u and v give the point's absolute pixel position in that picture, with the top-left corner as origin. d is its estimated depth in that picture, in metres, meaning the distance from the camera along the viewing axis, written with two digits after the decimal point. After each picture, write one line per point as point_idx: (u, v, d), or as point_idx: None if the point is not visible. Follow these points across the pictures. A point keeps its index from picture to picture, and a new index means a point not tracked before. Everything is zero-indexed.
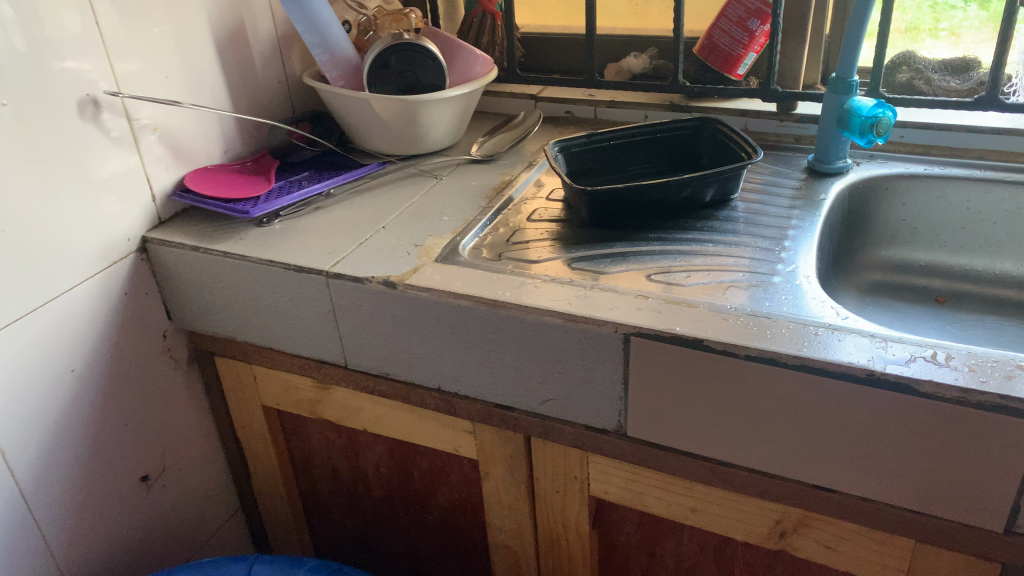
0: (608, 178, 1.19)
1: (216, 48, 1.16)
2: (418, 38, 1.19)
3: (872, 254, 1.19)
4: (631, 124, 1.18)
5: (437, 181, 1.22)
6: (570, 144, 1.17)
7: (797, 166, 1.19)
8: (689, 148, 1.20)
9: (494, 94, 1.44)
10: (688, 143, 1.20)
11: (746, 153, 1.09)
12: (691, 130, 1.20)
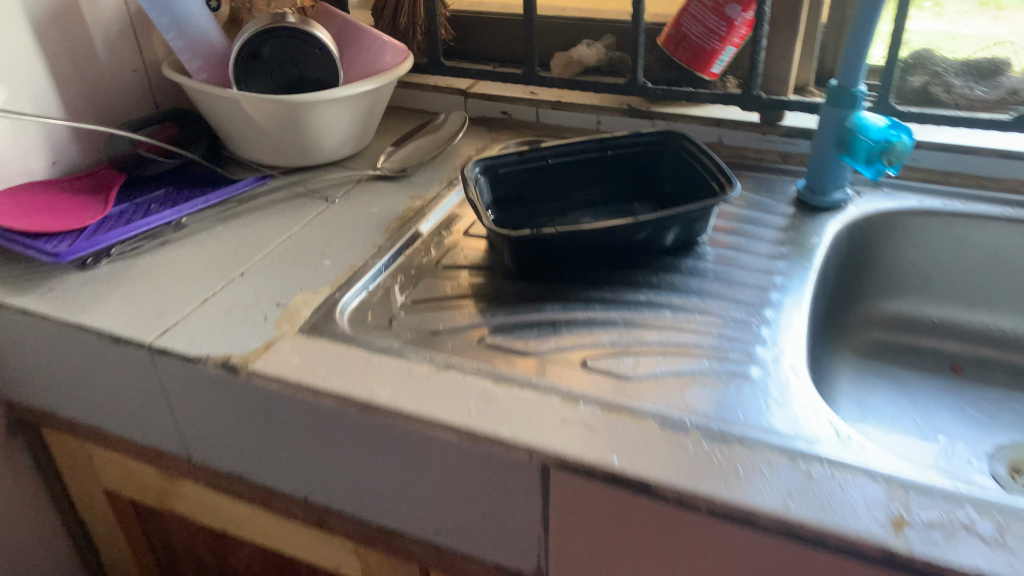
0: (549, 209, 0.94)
1: (34, 31, 0.88)
2: (304, 20, 0.92)
3: (874, 306, 0.96)
4: (574, 139, 0.92)
5: (329, 205, 0.96)
6: (496, 164, 0.91)
7: (783, 196, 0.94)
8: (651, 171, 0.95)
9: (415, 87, 1.17)
10: (648, 165, 0.95)
11: (718, 183, 0.84)
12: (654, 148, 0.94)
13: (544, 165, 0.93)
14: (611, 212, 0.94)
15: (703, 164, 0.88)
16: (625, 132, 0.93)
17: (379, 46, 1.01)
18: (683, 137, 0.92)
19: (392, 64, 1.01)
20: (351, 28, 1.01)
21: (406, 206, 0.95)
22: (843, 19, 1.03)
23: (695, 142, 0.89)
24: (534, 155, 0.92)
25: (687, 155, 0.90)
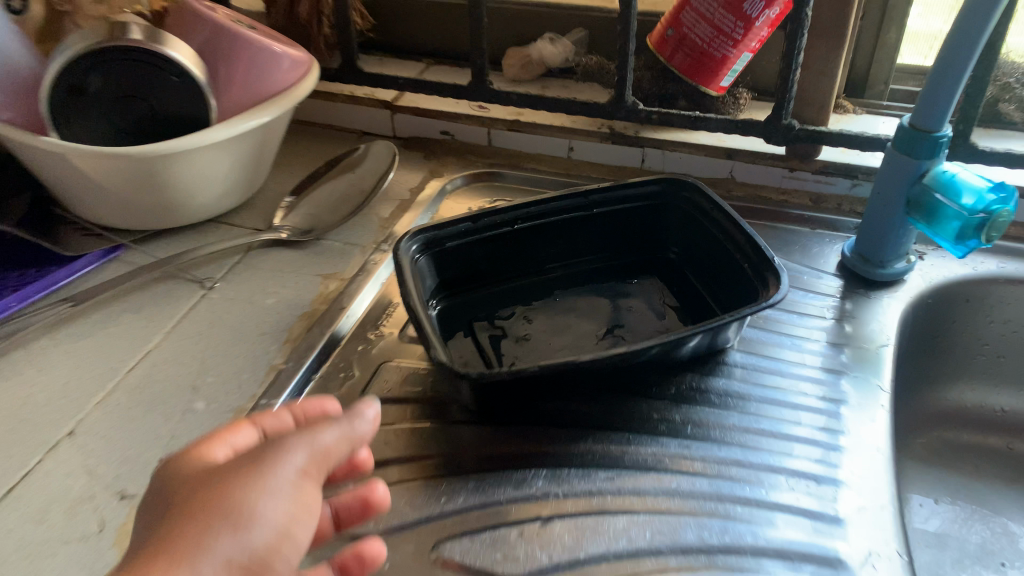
0: (512, 287, 0.70)
1: None
2: (157, 31, 0.64)
3: (936, 398, 0.74)
4: (549, 196, 0.67)
5: (205, 293, 0.68)
6: (442, 236, 0.65)
7: (823, 266, 0.72)
8: (649, 229, 0.71)
9: (326, 97, 0.89)
10: (645, 223, 0.71)
11: (756, 267, 0.61)
12: (656, 200, 0.70)
13: (508, 233, 0.68)
14: (600, 291, 0.70)
15: (730, 232, 0.64)
16: (617, 183, 0.68)
17: (265, 62, 0.72)
18: (697, 189, 0.68)
19: (286, 87, 0.73)
20: (228, 36, 0.72)
21: (316, 290, 0.68)
22: (886, 9, 0.78)
23: (715, 199, 0.66)
24: (493, 220, 0.66)
25: (704, 215, 0.67)
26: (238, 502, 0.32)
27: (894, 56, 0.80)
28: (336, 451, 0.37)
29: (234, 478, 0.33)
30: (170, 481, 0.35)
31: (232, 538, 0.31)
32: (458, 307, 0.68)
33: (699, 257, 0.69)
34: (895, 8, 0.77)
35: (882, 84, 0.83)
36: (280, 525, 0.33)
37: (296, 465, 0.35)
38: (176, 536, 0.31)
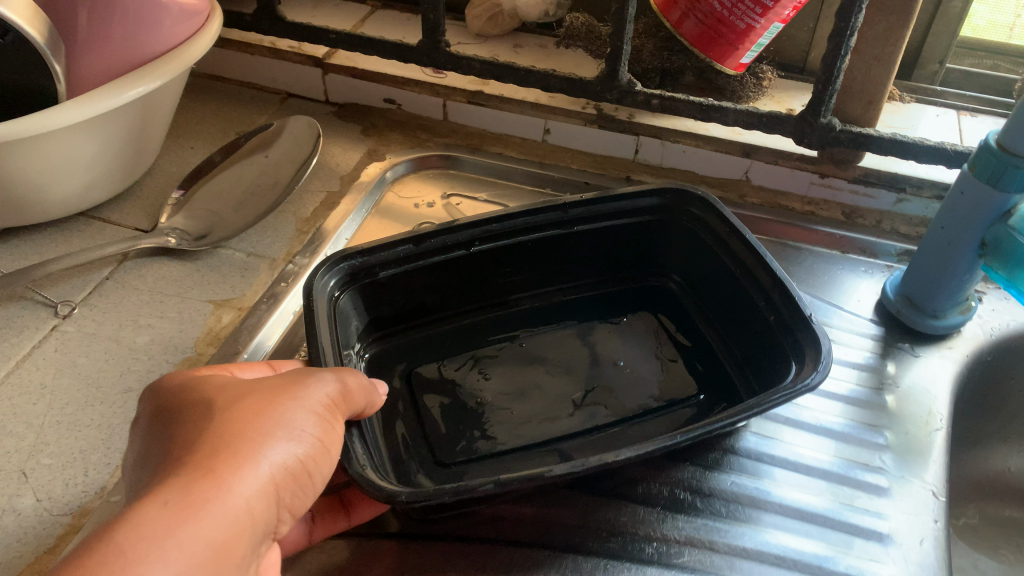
0: (467, 317, 0.55)
1: None
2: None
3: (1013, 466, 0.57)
4: (517, 210, 0.51)
5: (57, 324, 0.52)
6: (373, 263, 0.49)
7: (858, 305, 0.57)
8: (647, 245, 0.56)
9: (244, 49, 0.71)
10: (641, 242, 0.56)
11: (785, 325, 0.46)
12: (657, 210, 0.54)
13: (461, 256, 0.51)
14: (580, 330, 0.55)
15: (750, 270, 0.49)
16: (606, 193, 0.52)
17: (144, 12, 0.52)
18: (708, 205, 0.52)
19: (168, 50, 0.54)
20: None
21: (203, 325, 0.52)
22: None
23: (733, 222, 0.50)
24: (442, 242, 0.50)
25: (717, 242, 0.51)
26: (283, 411, 0.36)
27: (957, 28, 0.63)
28: (357, 399, 0.41)
29: (272, 385, 0.37)
30: (194, 393, 0.37)
31: (283, 441, 0.35)
32: (396, 350, 0.53)
33: (709, 292, 0.54)
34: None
35: (938, 63, 0.66)
36: (320, 441, 0.37)
37: (326, 389, 0.39)
38: (228, 441, 0.34)
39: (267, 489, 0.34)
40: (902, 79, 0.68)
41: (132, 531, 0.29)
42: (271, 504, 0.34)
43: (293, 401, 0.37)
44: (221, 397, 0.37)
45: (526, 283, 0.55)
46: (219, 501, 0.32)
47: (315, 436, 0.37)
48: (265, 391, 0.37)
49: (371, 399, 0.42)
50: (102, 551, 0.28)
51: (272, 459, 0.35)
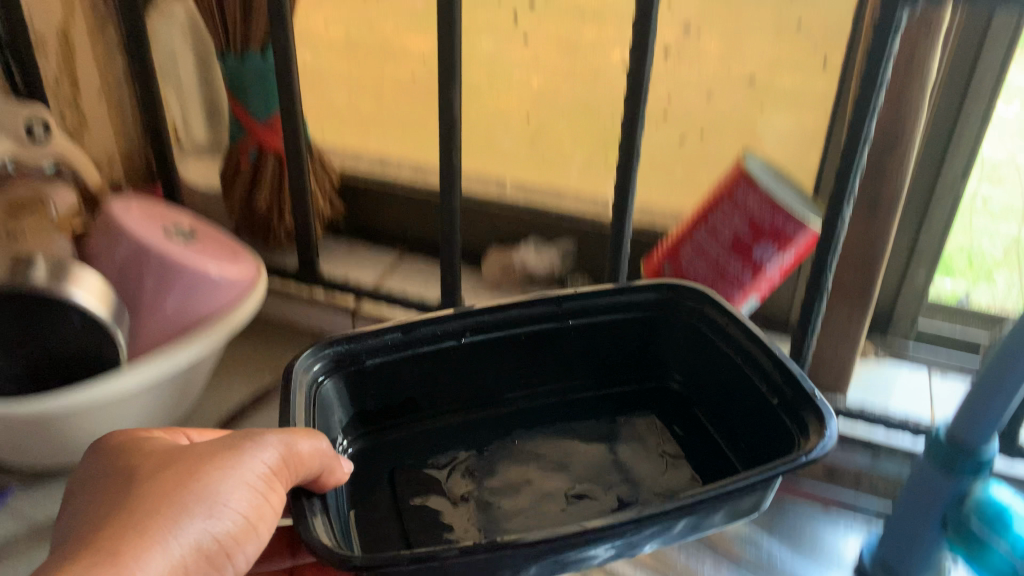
0: (453, 419, 0.51)
1: None
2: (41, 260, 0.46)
3: None
4: (508, 301, 0.49)
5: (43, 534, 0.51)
6: (359, 350, 0.46)
7: (827, 551, 0.55)
8: (646, 346, 0.53)
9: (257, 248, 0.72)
10: (638, 342, 0.53)
11: (789, 409, 0.44)
12: (658, 309, 0.51)
13: (450, 348, 0.49)
14: (576, 430, 0.52)
15: (753, 356, 0.46)
16: (600, 286, 0.50)
17: (189, 287, 0.52)
18: (702, 296, 0.49)
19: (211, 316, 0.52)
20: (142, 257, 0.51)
21: None
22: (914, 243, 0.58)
23: (728, 310, 0.48)
24: (431, 331, 0.48)
25: (715, 331, 0.49)
26: (209, 486, 0.34)
27: (928, 296, 0.60)
28: (305, 469, 0.37)
29: (202, 462, 0.35)
30: (125, 460, 0.36)
31: (200, 522, 0.33)
32: (382, 448, 0.49)
33: (710, 388, 0.51)
34: (930, 228, 0.57)
35: (911, 323, 0.62)
36: (250, 522, 0.35)
37: (264, 464, 0.35)
38: (137, 518, 0.32)
39: (179, 574, 0.32)
40: (880, 332, 0.64)
41: None
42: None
43: (224, 471, 0.34)
44: (151, 463, 0.35)
45: (519, 384, 0.52)
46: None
47: (245, 512, 0.34)
48: (193, 465, 0.34)
49: (325, 471, 0.38)
50: None
51: (185, 538, 0.32)
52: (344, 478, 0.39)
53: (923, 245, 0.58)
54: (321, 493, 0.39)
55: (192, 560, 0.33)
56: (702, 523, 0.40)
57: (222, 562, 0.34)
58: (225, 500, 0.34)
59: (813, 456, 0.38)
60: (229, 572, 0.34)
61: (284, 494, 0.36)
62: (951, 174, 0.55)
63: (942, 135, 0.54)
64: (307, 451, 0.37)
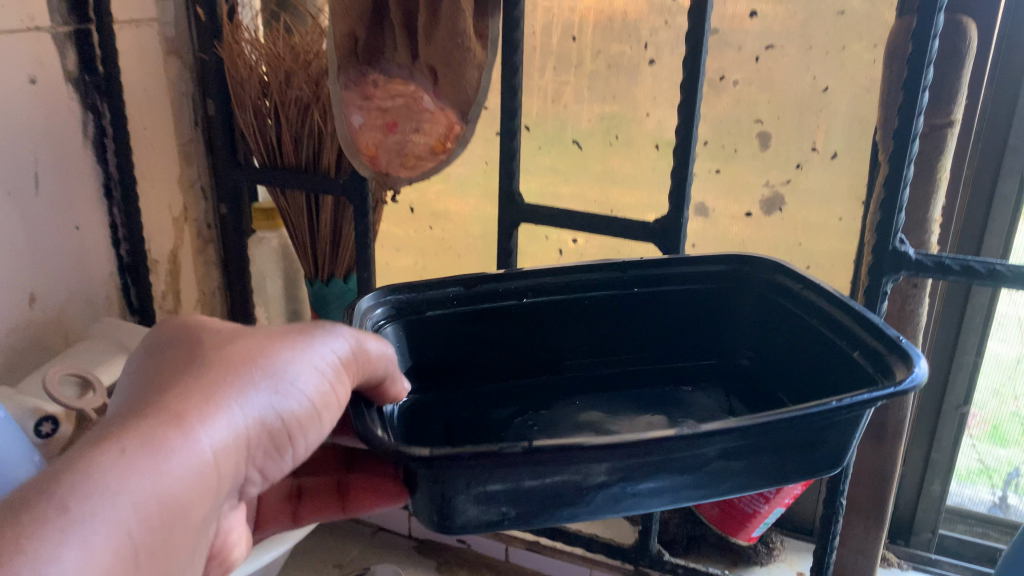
0: (510, 384, 0.54)
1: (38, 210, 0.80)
2: None
3: None
4: (578, 263, 0.53)
5: None
6: (421, 301, 0.50)
7: None
8: (708, 324, 0.57)
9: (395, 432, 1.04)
10: (706, 318, 0.57)
11: (871, 351, 0.46)
12: (724, 282, 0.56)
13: (512, 306, 0.53)
14: (643, 397, 0.54)
15: (828, 313, 0.50)
16: (677, 255, 0.55)
17: None
18: (776, 267, 0.55)
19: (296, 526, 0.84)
20: None
21: None
22: (927, 466, 0.94)
23: (803, 275, 0.52)
24: (495, 289, 0.52)
25: (791, 298, 0.53)
26: (278, 364, 0.36)
27: (937, 506, 0.95)
28: (370, 368, 0.40)
29: (269, 341, 0.37)
30: (196, 325, 0.38)
31: (268, 398, 0.35)
32: (433, 404, 0.51)
33: (779, 357, 0.54)
34: (940, 432, 0.91)
35: (929, 532, 0.98)
36: (314, 406, 0.37)
37: (332, 352, 0.38)
38: (209, 382, 0.34)
39: (240, 440, 0.34)
40: (902, 542, 1.00)
41: (94, 469, 0.29)
42: (242, 454, 0.35)
43: (291, 351, 0.37)
44: (222, 332, 0.37)
45: (586, 354, 0.55)
46: (184, 441, 0.32)
47: (311, 396, 0.37)
48: (261, 341, 0.36)
49: (387, 376, 0.41)
50: (69, 485, 0.28)
51: (254, 411, 0.35)
52: (400, 394, 0.42)
53: (936, 455, 0.93)
54: (380, 401, 0.42)
55: (254, 430, 0.35)
56: (783, 434, 0.42)
57: (280, 438, 0.37)
58: (293, 378, 0.36)
59: (908, 388, 0.41)
60: (287, 450, 0.37)
61: (347, 387, 0.39)
62: (949, 405, 0.90)
63: (941, 381, 0.89)
64: (374, 352, 0.40)
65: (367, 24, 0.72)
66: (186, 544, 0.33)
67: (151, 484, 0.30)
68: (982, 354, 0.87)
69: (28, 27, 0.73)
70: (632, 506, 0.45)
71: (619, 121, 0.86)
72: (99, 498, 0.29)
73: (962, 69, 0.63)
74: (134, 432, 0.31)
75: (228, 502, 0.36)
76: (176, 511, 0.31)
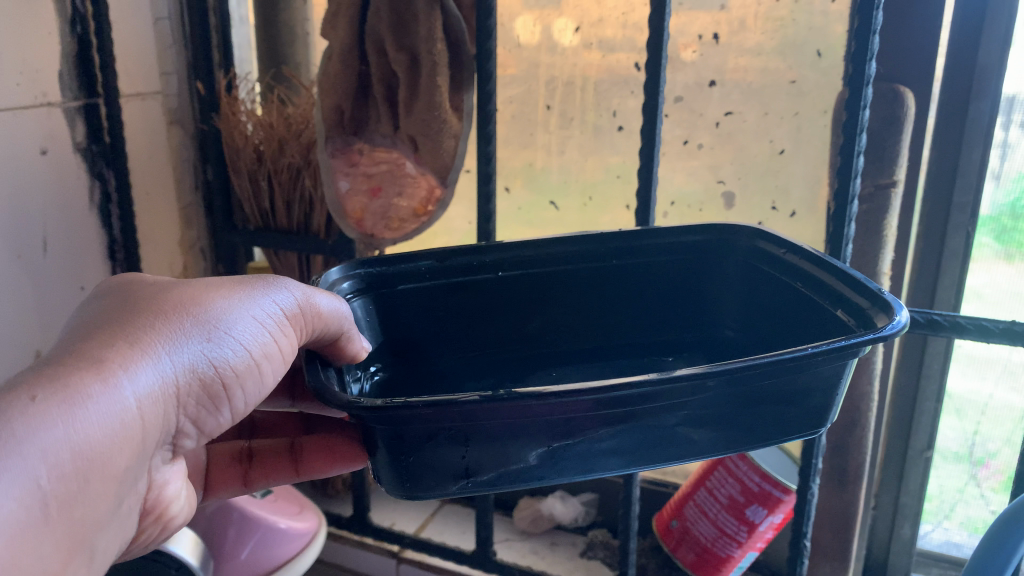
0: (498, 353, 0.58)
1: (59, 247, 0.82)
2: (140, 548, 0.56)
3: None
4: (557, 236, 0.58)
5: None
6: (392, 275, 0.56)
7: None
8: (687, 293, 0.61)
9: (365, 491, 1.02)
10: (690, 285, 0.60)
11: (856, 307, 0.48)
12: (704, 252, 0.60)
13: (487, 280, 0.57)
14: (621, 366, 0.58)
15: (809, 272, 0.53)
16: (659, 226, 0.59)
17: (261, 542, 0.91)
18: (757, 233, 0.58)
19: (275, 565, 0.91)
20: (249, 525, 0.90)
21: None
22: (897, 510, 0.92)
23: (784, 240, 0.56)
24: (467, 263, 0.57)
25: (769, 261, 0.57)
26: (220, 315, 0.41)
27: (911, 549, 0.93)
28: (321, 323, 0.45)
29: (213, 291, 0.42)
30: (136, 284, 0.42)
31: (207, 345, 0.40)
32: (418, 371, 0.56)
33: (762, 320, 0.57)
34: (907, 478, 0.90)
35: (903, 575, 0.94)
36: (252, 358, 0.42)
37: (275, 308, 0.43)
38: (152, 319, 0.39)
39: (167, 389, 0.39)
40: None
41: (45, 387, 0.34)
42: (169, 403, 0.39)
43: (233, 303, 0.42)
44: (159, 288, 0.41)
45: (569, 328, 0.60)
46: (124, 376, 0.36)
47: (250, 347, 0.42)
48: (205, 291, 0.42)
49: (344, 332, 0.46)
50: (22, 398, 0.33)
51: (196, 357, 0.40)
52: (360, 354, 0.47)
53: (905, 499, 0.91)
54: (339, 360, 0.47)
55: (183, 379, 0.40)
56: (772, 385, 0.43)
57: (211, 388, 0.41)
58: (225, 334, 0.41)
59: (890, 334, 0.41)
60: (224, 400, 0.42)
61: (289, 339, 0.44)
62: (914, 449, 0.89)
63: (905, 425, 0.89)
64: (324, 306, 0.45)
65: (351, 98, 0.81)
66: (109, 488, 0.37)
67: (68, 432, 0.34)
68: (993, 398, 0.85)
69: (40, 104, 0.77)
70: (597, 465, 0.44)
71: (597, 184, 0.94)
72: (13, 449, 0.32)
73: (899, 133, 0.73)
74: (56, 383, 0.34)
75: (155, 448, 0.40)
76: (118, 440, 0.36)
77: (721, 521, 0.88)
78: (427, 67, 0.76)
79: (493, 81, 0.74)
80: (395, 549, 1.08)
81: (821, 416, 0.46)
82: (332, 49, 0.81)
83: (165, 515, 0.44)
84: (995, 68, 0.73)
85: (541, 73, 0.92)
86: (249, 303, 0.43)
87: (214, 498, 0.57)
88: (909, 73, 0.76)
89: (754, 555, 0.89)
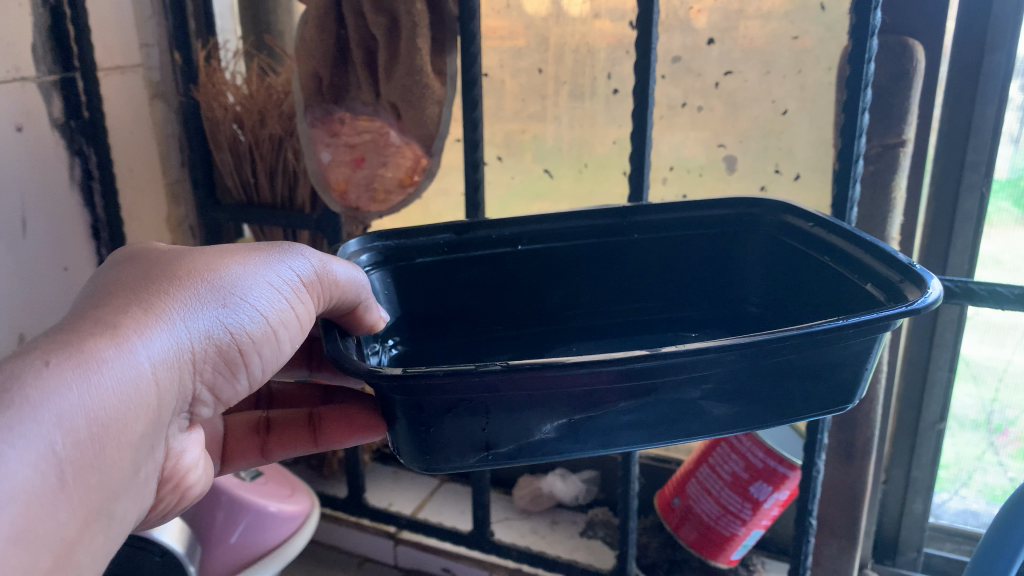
0: (511, 328, 0.56)
1: (41, 227, 0.78)
2: None
3: None
4: (577, 210, 0.56)
5: None
6: (410, 248, 0.54)
7: None
8: (705, 269, 0.59)
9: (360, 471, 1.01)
10: (711, 263, 0.59)
11: (883, 281, 0.46)
12: (727, 228, 0.58)
13: (507, 254, 0.55)
14: (638, 341, 0.56)
15: (837, 246, 0.51)
16: (679, 200, 0.57)
17: (252, 527, 0.88)
18: (784, 208, 0.56)
19: (269, 548, 0.89)
20: (238, 508, 0.88)
21: None
22: (908, 484, 0.92)
23: (811, 214, 0.54)
24: (486, 237, 0.55)
25: (794, 235, 0.55)
26: (235, 278, 0.39)
27: (922, 525, 0.93)
28: (337, 291, 0.43)
29: (228, 255, 0.39)
30: (144, 251, 0.39)
31: (222, 310, 0.38)
32: (431, 347, 0.54)
33: (786, 297, 0.55)
34: (919, 451, 0.90)
35: (915, 551, 0.95)
36: (268, 325, 0.40)
37: (292, 273, 0.41)
38: (169, 282, 0.37)
39: (183, 356, 0.36)
40: (889, 556, 0.96)
41: (57, 353, 0.31)
42: (186, 370, 0.37)
43: (249, 267, 0.40)
44: (174, 253, 0.39)
45: (585, 302, 0.58)
46: (139, 340, 0.34)
47: (266, 313, 0.40)
48: (222, 254, 0.39)
49: (361, 301, 0.44)
50: (34, 362, 0.31)
51: (212, 321, 0.38)
52: (377, 323, 0.45)
53: (917, 473, 0.91)
54: (356, 331, 0.44)
55: (199, 346, 0.37)
56: (802, 357, 0.41)
57: (227, 354, 0.39)
58: (240, 299, 0.39)
59: (921, 307, 0.39)
60: (241, 368, 0.40)
61: (306, 306, 0.42)
62: (926, 421, 0.89)
63: (916, 396, 0.88)
64: (341, 275, 0.43)
65: (329, 65, 0.78)
66: (126, 456, 0.34)
67: (84, 396, 0.31)
68: (1012, 362, 0.83)
69: (13, 78, 0.73)
70: (619, 441, 0.42)
71: (596, 153, 0.92)
72: (27, 415, 0.29)
73: (908, 89, 0.71)
74: (68, 347, 0.32)
75: (172, 417, 0.38)
76: (135, 404, 0.34)
77: (724, 499, 0.87)
78: (407, 29, 0.73)
79: (478, 42, 0.71)
80: (393, 530, 1.06)
81: (844, 391, 0.44)
82: (309, 13, 0.77)
83: (184, 486, 0.42)
84: (1007, 23, 0.72)
85: (543, 41, 0.89)
86: (265, 269, 0.40)
87: (230, 471, 0.55)
88: (919, 29, 0.74)
89: (758, 532, 0.88)
